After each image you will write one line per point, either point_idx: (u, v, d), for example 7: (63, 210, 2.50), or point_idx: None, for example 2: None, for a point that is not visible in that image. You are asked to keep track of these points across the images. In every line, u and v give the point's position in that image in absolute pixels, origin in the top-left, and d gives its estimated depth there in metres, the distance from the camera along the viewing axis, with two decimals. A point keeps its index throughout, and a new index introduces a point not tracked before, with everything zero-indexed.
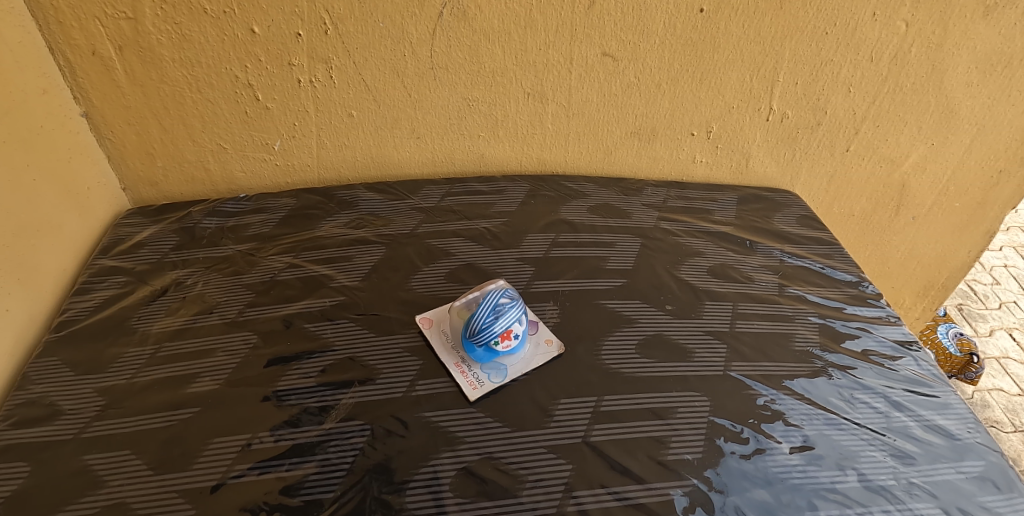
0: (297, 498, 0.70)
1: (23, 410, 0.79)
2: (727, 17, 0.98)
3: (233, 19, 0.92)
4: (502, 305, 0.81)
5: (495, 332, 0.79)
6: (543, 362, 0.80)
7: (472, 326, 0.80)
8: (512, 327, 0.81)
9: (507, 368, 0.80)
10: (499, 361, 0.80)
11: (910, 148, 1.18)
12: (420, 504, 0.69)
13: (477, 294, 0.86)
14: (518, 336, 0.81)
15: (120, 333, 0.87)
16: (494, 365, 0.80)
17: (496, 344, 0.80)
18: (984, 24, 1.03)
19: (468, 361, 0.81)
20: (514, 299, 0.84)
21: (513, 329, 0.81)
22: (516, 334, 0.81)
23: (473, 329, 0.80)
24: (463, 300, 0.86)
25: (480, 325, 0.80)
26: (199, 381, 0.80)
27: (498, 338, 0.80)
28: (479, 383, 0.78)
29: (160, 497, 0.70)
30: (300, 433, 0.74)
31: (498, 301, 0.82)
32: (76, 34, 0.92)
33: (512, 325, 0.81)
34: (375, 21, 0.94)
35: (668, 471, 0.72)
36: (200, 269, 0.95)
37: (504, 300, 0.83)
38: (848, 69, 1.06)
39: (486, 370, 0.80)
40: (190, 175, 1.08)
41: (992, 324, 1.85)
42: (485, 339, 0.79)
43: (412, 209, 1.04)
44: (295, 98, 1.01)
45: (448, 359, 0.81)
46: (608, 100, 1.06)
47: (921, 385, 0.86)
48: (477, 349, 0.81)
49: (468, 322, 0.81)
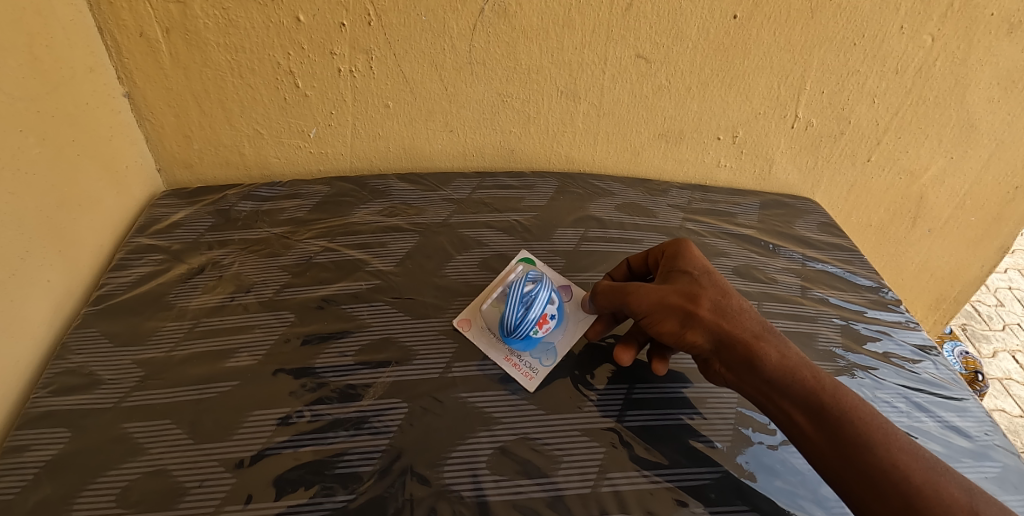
0: (335, 471, 0.71)
1: (63, 378, 0.80)
2: (759, 24, 1.01)
3: (279, 7, 0.94)
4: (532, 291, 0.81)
5: (533, 322, 0.80)
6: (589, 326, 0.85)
7: (510, 317, 0.80)
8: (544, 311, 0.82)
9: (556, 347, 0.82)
10: (544, 341, 0.82)
11: (929, 160, 1.20)
12: (457, 480, 0.70)
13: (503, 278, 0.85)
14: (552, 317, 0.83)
15: (158, 308, 0.88)
16: (542, 347, 0.82)
17: (536, 331, 0.81)
18: (1008, 41, 1.05)
19: (513, 352, 0.81)
20: (537, 279, 0.84)
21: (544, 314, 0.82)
22: (550, 316, 0.83)
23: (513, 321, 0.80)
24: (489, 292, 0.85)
25: (515, 320, 0.80)
26: (237, 356, 0.82)
27: (536, 326, 0.81)
28: (534, 372, 0.79)
29: (200, 465, 0.72)
30: (338, 408, 0.76)
31: (523, 288, 0.82)
32: (125, 14, 0.94)
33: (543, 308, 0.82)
34: (418, 14, 0.97)
35: (698, 458, 0.74)
36: (237, 250, 0.96)
37: (531, 285, 0.82)
38: (874, 80, 1.09)
39: (536, 357, 0.81)
40: (225, 158, 1.10)
41: (996, 345, 1.88)
42: (525, 331, 0.80)
43: (444, 200, 1.06)
44: (334, 87, 1.03)
45: (495, 354, 0.81)
46: (640, 102, 1.08)
47: (940, 387, 0.88)
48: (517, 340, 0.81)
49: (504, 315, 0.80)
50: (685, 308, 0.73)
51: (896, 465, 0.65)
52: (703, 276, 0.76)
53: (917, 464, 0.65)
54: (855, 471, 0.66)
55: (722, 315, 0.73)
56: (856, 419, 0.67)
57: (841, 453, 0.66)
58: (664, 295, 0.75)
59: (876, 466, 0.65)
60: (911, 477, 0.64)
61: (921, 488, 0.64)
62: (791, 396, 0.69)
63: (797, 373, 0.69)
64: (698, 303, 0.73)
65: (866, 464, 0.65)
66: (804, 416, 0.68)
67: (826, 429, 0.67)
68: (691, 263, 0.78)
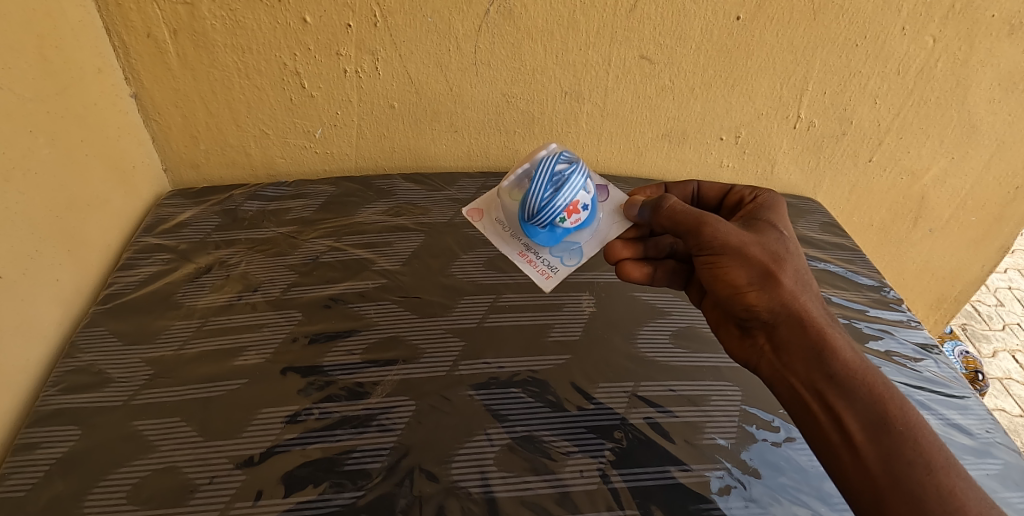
0: (344, 468, 0.72)
1: (73, 377, 0.81)
2: (762, 25, 1.02)
3: (286, 8, 0.95)
4: (562, 174, 0.79)
5: (557, 210, 0.79)
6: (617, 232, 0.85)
7: (532, 202, 0.79)
8: (573, 198, 0.80)
9: (580, 250, 0.84)
10: (567, 241, 0.83)
11: (931, 161, 1.21)
12: (466, 477, 0.71)
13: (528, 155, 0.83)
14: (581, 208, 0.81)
15: (167, 307, 0.89)
16: (561, 247, 0.83)
17: (562, 222, 0.80)
18: (1009, 42, 1.06)
19: (533, 248, 0.84)
20: (570, 163, 0.81)
21: (573, 203, 0.80)
22: (578, 207, 0.81)
23: (532, 206, 0.79)
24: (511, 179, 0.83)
25: (539, 205, 0.78)
26: (246, 354, 0.82)
27: (560, 217, 0.79)
28: (551, 270, 0.83)
29: (211, 462, 0.72)
30: (346, 406, 0.76)
31: (553, 170, 0.80)
32: (133, 15, 0.95)
33: (573, 196, 0.80)
34: (424, 15, 0.97)
35: (703, 454, 0.74)
36: (244, 250, 0.97)
37: (562, 168, 0.80)
38: (875, 81, 1.09)
39: (557, 254, 0.83)
40: (231, 158, 1.10)
41: (996, 345, 1.88)
42: (548, 219, 0.79)
43: (449, 200, 1.07)
44: (340, 87, 1.03)
45: (514, 248, 0.84)
46: (643, 102, 1.09)
47: (941, 386, 0.89)
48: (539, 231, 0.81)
49: (524, 198, 0.79)
50: (765, 267, 0.74)
51: (953, 493, 0.64)
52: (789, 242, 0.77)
53: (975, 497, 0.65)
54: (903, 488, 0.65)
55: (801, 290, 0.74)
56: (919, 440, 0.67)
57: (891, 467, 0.66)
58: (747, 243, 0.75)
59: (932, 489, 0.65)
60: (965, 509, 0.64)
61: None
62: (852, 384, 0.69)
63: (865, 374, 0.70)
64: (781, 267, 0.74)
65: (915, 483, 0.65)
66: (860, 420, 0.68)
67: (881, 439, 0.67)
68: (782, 226, 0.79)
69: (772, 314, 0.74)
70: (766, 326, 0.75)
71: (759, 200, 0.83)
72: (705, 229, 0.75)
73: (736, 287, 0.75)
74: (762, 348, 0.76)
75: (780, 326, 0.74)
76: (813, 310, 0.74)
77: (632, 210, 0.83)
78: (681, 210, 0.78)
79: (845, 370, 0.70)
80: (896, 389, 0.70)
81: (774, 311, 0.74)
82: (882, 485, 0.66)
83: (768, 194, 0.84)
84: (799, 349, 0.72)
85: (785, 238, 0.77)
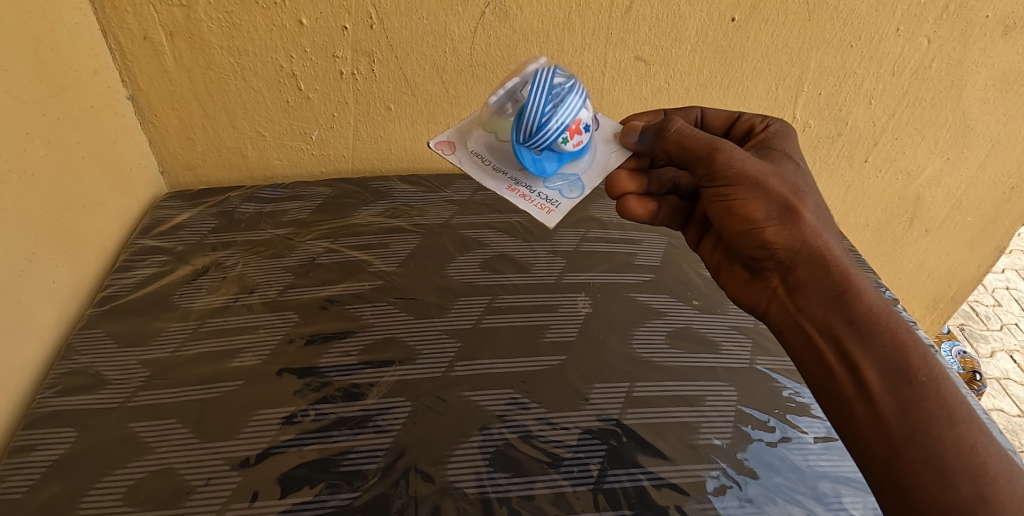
0: (340, 469, 0.72)
1: (69, 378, 0.81)
2: (757, 27, 1.02)
3: (282, 10, 0.95)
4: (559, 91, 0.83)
5: (555, 128, 0.82)
6: (617, 162, 0.88)
7: (532, 117, 0.82)
8: (572, 118, 0.83)
9: (580, 181, 0.85)
10: (564, 173, 0.85)
11: (926, 161, 1.21)
12: (461, 477, 0.71)
13: (516, 82, 0.87)
14: (580, 131, 0.84)
15: (163, 308, 0.89)
16: (557, 179, 0.85)
17: (562, 142, 0.83)
18: (1003, 43, 1.07)
19: (528, 186, 0.85)
20: (565, 85, 0.85)
21: (574, 122, 0.83)
22: (577, 128, 0.84)
23: (530, 122, 0.82)
24: (502, 104, 0.87)
25: (537, 121, 0.81)
26: (242, 356, 0.82)
27: (560, 135, 0.82)
28: (550, 205, 0.83)
29: (206, 464, 0.72)
30: (342, 407, 0.76)
31: (550, 89, 0.83)
32: (130, 18, 0.95)
33: (573, 115, 0.83)
34: (420, 17, 0.98)
35: (699, 454, 0.75)
36: (240, 251, 0.97)
37: (558, 88, 0.84)
38: (870, 82, 1.10)
39: (554, 189, 0.84)
40: (228, 160, 1.11)
41: (993, 345, 1.89)
42: (546, 137, 0.82)
43: (446, 202, 1.07)
44: (336, 89, 1.04)
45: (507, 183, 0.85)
46: (639, 104, 1.09)
47: None
48: (537, 159, 0.84)
49: (521, 116, 0.82)
50: (784, 202, 0.75)
51: (974, 449, 0.67)
52: (804, 175, 0.79)
53: (993, 451, 0.67)
54: (921, 442, 0.68)
55: (818, 227, 0.76)
56: (940, 390, 0.69)
57: (910, 417, 0.68)
58: (766, 176, 0.76)
59: (952, 444, 0.67)
60: (987, 466, 0.66)
61: (996, 476, 0.66)
62: (870, 326, 0.72)
63: (887, 320, 0.72)
64: (801, 202, 0.76)
65: (935, 435, 0.68)
66: (877, 366, 0.71)
67: (902, 388, 0.69)
68: (796, 160, 0.81)
69: (789, 252, 0.76)
70: (783, 265, 0.77)
71: (770, 129, 0.85)
72: (721, 161, 0.76)
73: (753, 223, 0.77)
74: (775, 289, 0.79)
75: (798, 267, 0.76)
76: (833, 249, 0.76)
77: (630, 137, 0.86)
78: (689, 134, 0.79)
79: (866, 314, 0.72)
80: (917, 336, 0.72)
81: (794, 250, 0.76)
82: (898, 439, 0.69)
83: (778, 123, 0.86)
84: (818, 293, 0.75)
85: (799, 171, 0.79)
